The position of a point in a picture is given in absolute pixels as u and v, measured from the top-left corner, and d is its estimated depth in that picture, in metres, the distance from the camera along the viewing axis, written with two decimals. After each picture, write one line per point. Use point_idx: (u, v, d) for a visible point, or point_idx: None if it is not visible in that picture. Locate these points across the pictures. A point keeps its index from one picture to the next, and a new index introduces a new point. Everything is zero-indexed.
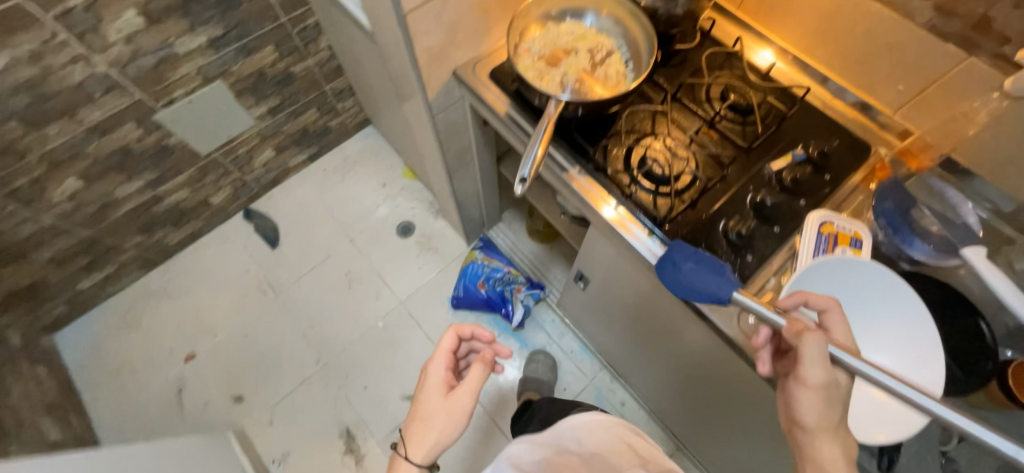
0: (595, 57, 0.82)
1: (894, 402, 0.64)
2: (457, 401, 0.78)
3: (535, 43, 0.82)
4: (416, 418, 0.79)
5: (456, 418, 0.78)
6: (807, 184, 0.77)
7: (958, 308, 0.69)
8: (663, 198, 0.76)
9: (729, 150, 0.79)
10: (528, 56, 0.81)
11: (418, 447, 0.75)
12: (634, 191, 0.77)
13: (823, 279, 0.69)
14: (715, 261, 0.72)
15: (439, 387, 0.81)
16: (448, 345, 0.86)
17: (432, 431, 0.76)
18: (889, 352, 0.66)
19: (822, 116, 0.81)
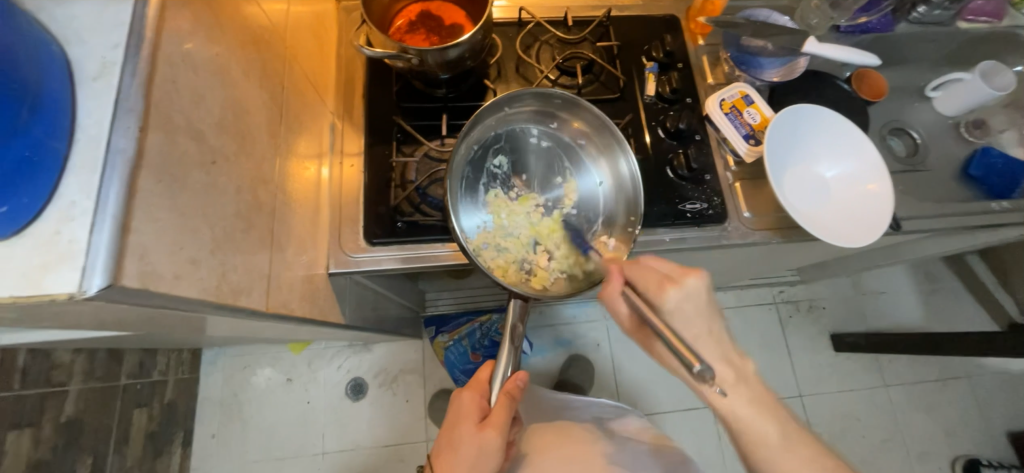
0: (543, 183, 0.72)
1: (878, 188, 0.73)
2: (485, 447, 0.67)
3: (483, 180, 0.70)
4: (442, 449, 0.70)
5: (491, 452, 0.67)
6: (679, 82, 0.81)
7: (813, 83, 0.86)
8: None
9: (611, 108, 0.78)
10: (476, 206, 0.68)
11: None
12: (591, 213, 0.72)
13: (774, 147, 0.73)
14: (697, 202, 0.75)
15: (471, 420, 0.69)
16: (480, 385, 0.72)
17: (468, 465, 0.67)
18: (839, 165, 0.76)
19: (631, 22, 0.85)
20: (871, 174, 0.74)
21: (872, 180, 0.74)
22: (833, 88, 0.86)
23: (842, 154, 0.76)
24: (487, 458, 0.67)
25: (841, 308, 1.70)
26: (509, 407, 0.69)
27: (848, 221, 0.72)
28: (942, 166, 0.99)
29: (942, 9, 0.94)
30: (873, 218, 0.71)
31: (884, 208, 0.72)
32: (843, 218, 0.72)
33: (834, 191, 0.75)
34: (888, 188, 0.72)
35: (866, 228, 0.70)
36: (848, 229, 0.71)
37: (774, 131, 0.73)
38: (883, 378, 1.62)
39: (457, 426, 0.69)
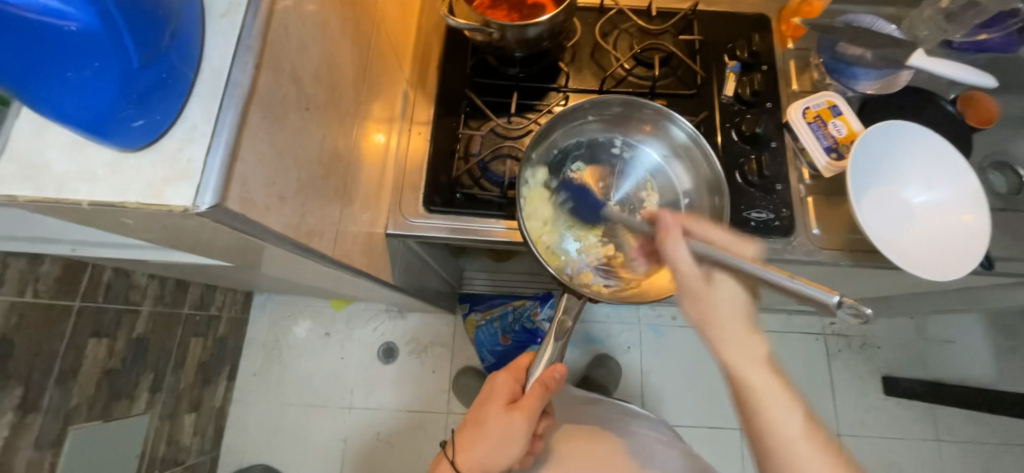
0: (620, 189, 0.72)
1: (973, 221, 0.67)
2: (508, 431, 0.69)
3: (558, 180, 0.70)
4: (469, 426, 0.74)
5: (514, 438, 0.69)
6: (761, 84, 0.77)
7: (912, 101, 0.79)
8: None
9: (684, 104, 0.76)
10: (546, 204, 0.69)
11: (468, 458, 0.70)
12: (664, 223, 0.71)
13: (860, 162, 0.68)
14: (763, 212, 0.71)
15: (500, 402, 0.71)
16: (515, 373, 0.74)
17: (488, 445, 0.69)
18: (931, 190, 0.70)
19: (717, 18, 0.81)
20: (966, 203, 0.68)
21: (968, 210, 0.68)
22: (934, 108, 0.79)
23: (937, 179, 0.70)
24: (508, 443, 0.69)
25: (900, 350, 1.58)
26: (540, 397, 0.69)
27: (934, 252, 0.66)
28: None
29: None
30: (963, 251, 0.65)
31: (979, 242, 0.66)
32: (929, 248, 0.67)
33: (922, 217, 0.69)
34: (986, 222, 0.66)
35: (955, 261, 0.64)
36: (933, 260, 0.65)
37: (855, 152, 0.68)
38: (937, 433, 1.50)
39: (486, 406, 0.72)
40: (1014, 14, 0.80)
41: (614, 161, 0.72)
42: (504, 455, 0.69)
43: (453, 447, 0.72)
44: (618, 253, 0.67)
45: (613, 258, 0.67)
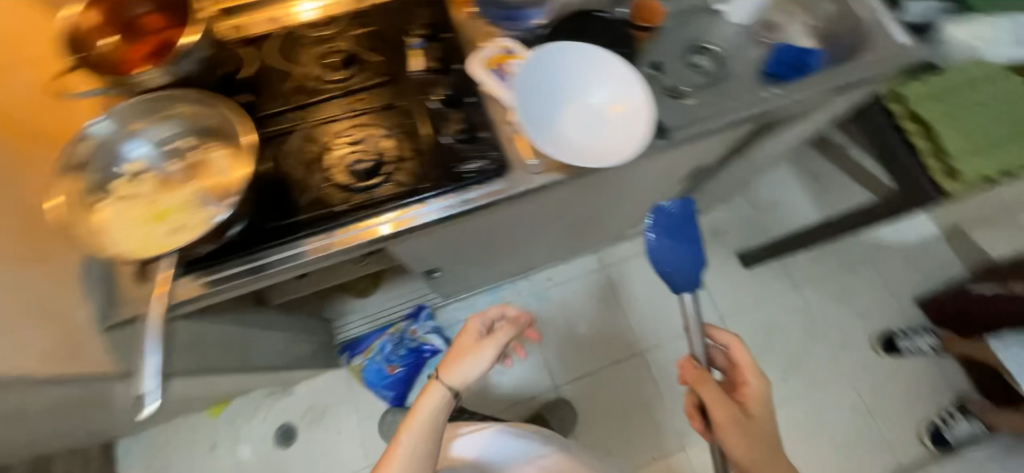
0: (190, 161, 0.71)
1: (634, 98, 0.78)
2: (487, 347, 0.86)
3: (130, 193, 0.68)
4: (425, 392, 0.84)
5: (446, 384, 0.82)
6: (444, 52, 0.83)
7: (579, 20, 0.88)
8: (417, 175, 0.76)
9: (381, 91, 0.80)
10: (132, 218, 0.66)
11: (449, 373, 0.83)
12: (335, 185, 0.74)
13: (529, 98, 0.76)
14: (476, 161, 0.77)
15: (471, 335, 0.89)
16: (489, 312, 0.93)
17: (467, 363, 0.84)
18: (597, 89, 0.80)
19: (392, 3, 0.85)
20: (636, 105, 0.78)
21: (627, 91, 0.78)
22: (599, 21, 0.89)
23: (597, 76, 0.80)
24: (483, 357, 0.85)
25: (739, 227, 1.79)
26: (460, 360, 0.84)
27: (618, 138, 0.77)
28: (740, 71, 1.05)
29: None
30: (617, 148, 0.76)
31: (643, 112, 0.77)
32: (612, 137, 0.78)
33: (601, 114, 0.80)
34: (642, 94, 0.77)
35: (630, 138, 0.76)
36: (617, 146, 0.76)
37: (530, 68, 0.76)
38: (793, 281, 1.74)
39: (462, 338, 0.89)
40: None
41: (171, 152, 0.71)
42: (481, 363, 0.84)
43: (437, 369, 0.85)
44: (214, 207, 0.66)
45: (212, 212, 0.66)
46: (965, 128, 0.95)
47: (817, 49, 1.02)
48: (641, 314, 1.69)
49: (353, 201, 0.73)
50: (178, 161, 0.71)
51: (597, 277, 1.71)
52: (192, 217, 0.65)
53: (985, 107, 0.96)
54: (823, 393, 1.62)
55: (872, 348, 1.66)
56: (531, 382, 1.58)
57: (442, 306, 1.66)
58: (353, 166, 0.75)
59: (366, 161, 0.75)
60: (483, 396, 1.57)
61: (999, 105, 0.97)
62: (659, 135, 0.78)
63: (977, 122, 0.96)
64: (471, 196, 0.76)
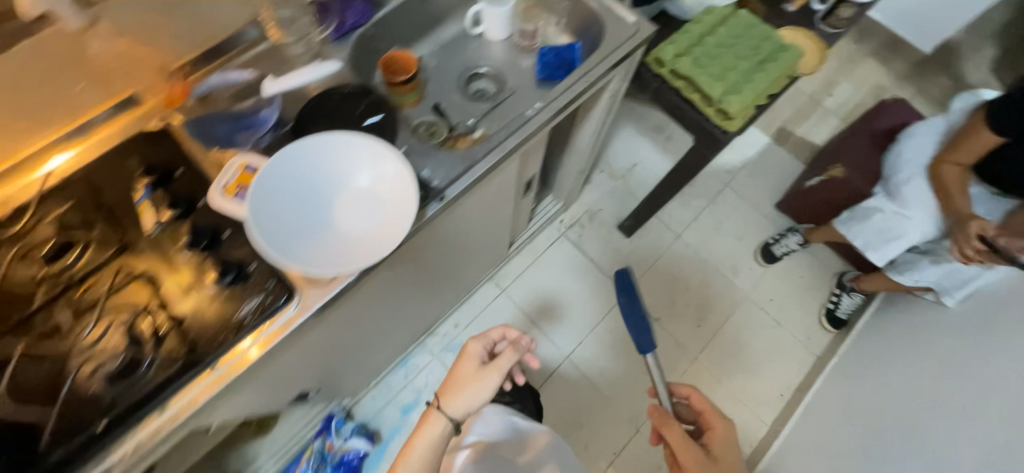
0: None
1: (386, 161, 0.74)
2: (485, 375, 0.91)
3: None
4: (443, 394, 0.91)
5: (477, 390, 0.90)
6: (182, 191, 0.74)
7: (323, 103, 0.82)
8: (187, 343, 0.67)
9: (118, 269, 0.72)
10: None
11: (451, 401, 0.89)
12: (87, 399, 0.63)
13: (283, 222, 0.70)
14: (253, 300, 0.68)
15: (472, 362, 0.93)
16: (490, 337, 0.97)
17: (472, 391, 0.89)
18: (348, 170, 0.75)
19: (101, 159, 0.74)
20: (397, 202, 0.74)
21: (377, 159, 0.75)
22: (344, 97, 0.84)
23: (340, 158, 0.75)
24: (485, 385, 0.90)
25: (610, 201, 1.86)
26: (476, 368, 0.92)
27: (396, 207, 0.74)
28: (519, 86, 1.06)
29: None
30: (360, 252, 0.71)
31: (401, 170, 0.74)
32: (388, 208, 0.74)
33: (366, 190, 0.75)
34: (391, 155, 0.74)
35: (404, 203, 0.73)
36: (397, 215, 0.73)
37: (276, 166, 0.71)
38: (674, 232, 1.84)
39: (462, 366, 0.93)
40: None
41: None
42: (481, 396, 0.90)
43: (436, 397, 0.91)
44: None
45: None
46: (715, 73, 1.03)
47: (576, 43, 1.03)
48: (553, 322, 1.70)
49: (111, 411, 0.62)
50: None
51: (500, 303, 1.71)
52: None
53: (725, 49, 1.06)
54: (735, 321, 1.72)
55: (757, 262, 1.80)
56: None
57: (357, 400, 1.55)
58: (102, 367, 0.64)
59: (118, 358, 0.65)
60: None
61: (736, 43, 1.07)
62: (432, 198, 0.77)
63: (724, 64, 1.04)
64: (260, 339, 0.66)
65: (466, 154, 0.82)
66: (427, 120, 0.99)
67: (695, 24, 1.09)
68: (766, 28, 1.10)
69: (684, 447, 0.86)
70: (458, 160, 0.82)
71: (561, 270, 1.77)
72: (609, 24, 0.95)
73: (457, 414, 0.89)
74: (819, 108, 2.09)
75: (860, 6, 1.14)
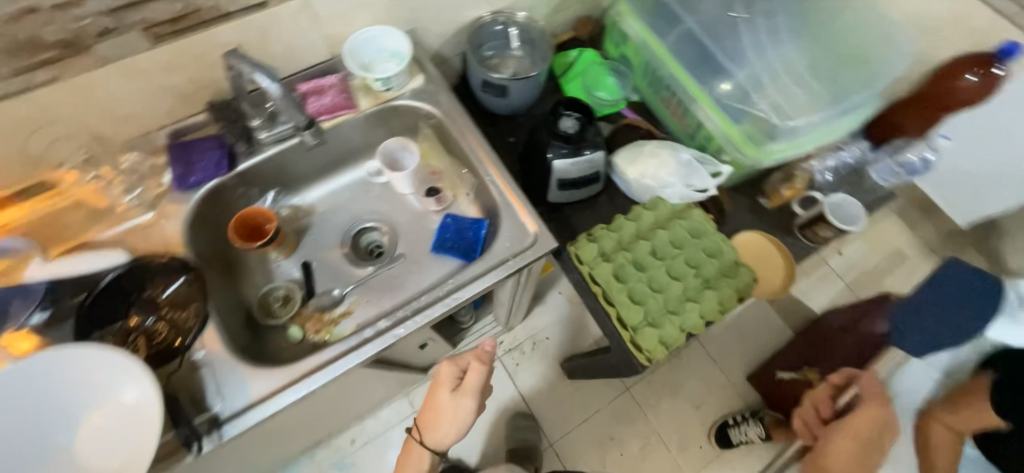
0: None
1: (113, 361, 0.61)
2: (458, 407, 0.87)
3: None
4: (425, 419, 0.90)
5: (462, 413, 0.87)
6: None
7: (129, 279, 0.70)
8: None
9: None
10: None
11: (432, 434, 0.89)
12: None
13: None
14: None
15: (445, 390, 0.88)
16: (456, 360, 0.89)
17: (445, 423, 0.88)
18: (67, 382, 0.61)
19: None
20: (142, 440, 0.60)
21: (99, 361, 0.61)
22: (156, 271, 0.71)
23: (52, 372, 0.60)
24: (461, 417, 0.88)
25: (561, 329, 1.68)
26: (450, 397, 0.88)
27: (141, 419, 0.61)
28: (411, 253, 0.92)
29: (282, 123, 0.81)
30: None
31: (134, 372, 0.61)
32: (128, 420, 0.61)
33: (98, 401, 0.62)
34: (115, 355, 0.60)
35: (149, 413, 0.61)
36: (142, 430, 0.60)
37: (37, 382, 0.59)
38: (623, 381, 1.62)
39: (436, 393, 0.89)
40: (195, 148, 0.77)
41: None
42: (460, 425, 0.88)
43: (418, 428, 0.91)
44: None
45: None
46: (637, 293, 0.86)
47: (483, 219, 0.89)
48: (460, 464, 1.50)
49: None
50: None
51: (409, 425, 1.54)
52: None
53: (658, 261, 0.88)
54: None
55: (711, 439, 1.56)
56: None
57: None
58: None
59: None
60: None
61: (675, 254, 0.89)
62: (190, 447, 0.62)
63: (651, 282, 0.87)
64: None
65: (266, 380, 0.67)
66: (288, 282, 0.87)
67: (631, 220, 0.92)
68: (720, 237, 0.91)
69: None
70: (254, 386, 0.66)
71: (485, 398, 1.58)
72: (505, 223, 0.79)
73: (439, 446, 0.90)
74: (824, 265, 1.84)
75: (844, 231, 0.94)
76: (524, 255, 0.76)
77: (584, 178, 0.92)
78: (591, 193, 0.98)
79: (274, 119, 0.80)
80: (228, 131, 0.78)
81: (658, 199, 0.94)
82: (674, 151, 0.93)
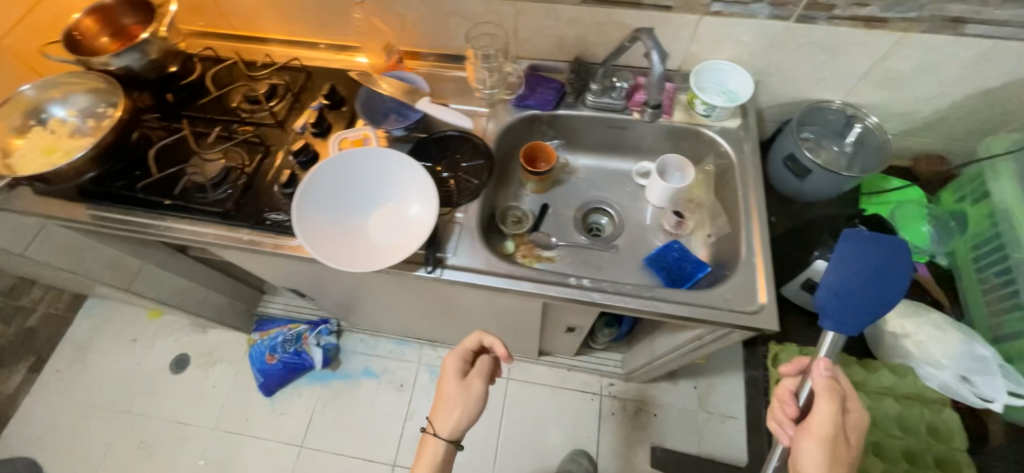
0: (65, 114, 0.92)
1: (422, 180, 0.83)
2: (467, 393, 0.86)
3: (20, 123, 0.90)
4: (437, 409, 0.88)
5: (472, 399, 0.86)
6: (332, 121, 0.96)
7: (455, 142, 0.95)
8: (234, 203, 0.87)
9: (263, 126, 0.96)
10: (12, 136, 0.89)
11: (443, 425, 0.86)
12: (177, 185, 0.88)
13: (322, 207, 0.81)
14: (281, 215, 0.87)
15: (452, 379, 0.88)
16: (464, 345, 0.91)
17: (454, 412, 0.85)
18: (389, 177, 0.85)
19: (323, 72, 1.02)
20: (409, 239, 0.81)
21: (413, 175, 0.84)
22: (471, 147, 0.94)
23: (388, 165, 0.85)
24: (470, 403, 0.86)
25: (674, 418, 1.55)
26: (456, 383, 0.87)
27: (415, 227, 0.82)
28: (627, 250, 0.98)
29: (610, 97, 0.95)
30: (309, 239, 0.78)
31: (428, 195, 0.83)
32: (406, 223, 0.83)
33: (395, 199, 0.85)
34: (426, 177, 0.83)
35: (421, 226, 0.82)
36: (412, 234, 0.81)
37: (378, 166, 0.85)
38: None
39: (444, 383, 0.88)
40: (543, 83, 0.97)
41: (52, 102, 0.91)
42: (470, 413, 0.86)
43: (431, 422, 0.87)
44: (35, 152, 0.86)
45: (32, 155, 0.86)
46: None
47: (707, 266, 0.89)
48: (512, 447, 1.54)
49: (174, 201, 0.87)
50: (52, 113, 0.91)
51: (496, 384, 1.65)
52: (24, 156, 0.86)
53: None
54: None
55: None
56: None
57: (351, 330, 1.74)
58: (198, 175, 0.89)
59: (203, 178, 0.89)
60: (334, 429, 1.60)
61: None
62: (426, 266, 0.81)
63: None
64: (260, 237, 0.86)
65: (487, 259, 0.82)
66: (526, 209, 1.02)
67: None
68: None
69: (815, 423, 0.69)
70: (481, 257, 0.83)
71: (567, 416, 1.58)
72: (738, 279, 0.78)
73: (452, 435, 0.86)
74: None
75: None
76: (741, 316, 0.74)
77: None
78: None
79: (606, 91, 0.95)
80: (573, 82, 0.96)
81: None
82: (969, 342, 0.87)
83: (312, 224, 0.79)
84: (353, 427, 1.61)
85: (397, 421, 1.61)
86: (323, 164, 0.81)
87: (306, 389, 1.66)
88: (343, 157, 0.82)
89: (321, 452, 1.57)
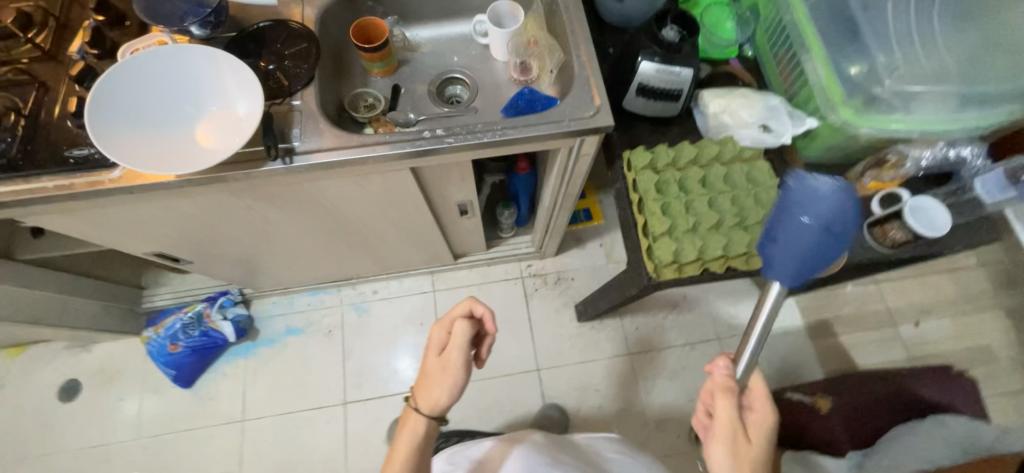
0: None
1: (243, 73, 0.77)
2: (448, 363, 0.78)
3: None
4: (418, 384, 0.79)
5: (454, 371, 0.77)
6: (116, 38, 0.83)
7: (269, 32, 0.87)
8: (16, 150, 0.75)
9: (29, 62, 0.81)
10: None
11: (424, 401, 0.77)
12: None
13: (134, 116, 0.75)
14: (86, 149, 0.76)
15: (435, 351, 0.80)
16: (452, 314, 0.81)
17: (436, 386, 0.77)
18: (209, 78, 0.78)
19: None
20: (236, 136, 0.75)
21: (233, 70, 0.77)
22: (288, 32, 0.86)
23: (204, 65, 0.78)
24: (454, 378, 0.77)
25: (589, 277, 1.71)
26: (440, 357, 0.79)
27: (243, 123, 0.76)
28: (484, 109, 1.00)
29: None
30: (106, 144, 0.71)
31: (251, 86, 0.76)
32: (235, 122, 0.77)
33: (221, 102, 0.78)
34: (244, 68, 0.76)
35: (248, 119, 0.76)
36: (240, 130, 0.76)
37: (191, 66, 0.78)
38: (627, 346, 1.63)
39: (428, 357, 0.80)
40: None
41: None
42: (453, 386, 0.76)
43: (413, 396, 0.79)
44: None
45: None
46: (670, 208, 0.88)
47: (554, 99, 0.94)
48: None
49: None
50: None
51: (423, 300, 1.68)
52: None
53: (706, 190, 0.89)
54: None
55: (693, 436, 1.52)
56: (299, 435, 1.51)
57: (259, 297, 1.65)
58: None
59: None
60: (272, 393, 1.55)
61: (725, 190, 0.89)
62: (273, 157, 0.76)
63: (689, 205, 0.89)
64: (64, 179, 0.74)
65: (334, 137, 0.79)
66: (377, 94, 0.99)
67: (694, 147, 0.92)
68: (777, 192, 0.89)
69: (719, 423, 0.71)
70: (330, 136, 0.79)
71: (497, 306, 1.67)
72: (574, 93, 0.84)
73: (435, 411, 0.77)
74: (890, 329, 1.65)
75: (918, 234, 0.86)
76: (581, 122, 0.81)
77: (664, 92, 0.93)
78: (666, 116, 0.99)
79: None
80: None
81: (727, 139, 0.93)
82: (764, 98, 0.92)
83: (122, 135, 0.73)
84: (291, 385, 1.57)
85: (335, 365, 1.60)
86: (130, 63, 0.74)
87: (228, 367, 1.58)
88: (144, 58, 0.75)
89: (265, 419, 1.53)
